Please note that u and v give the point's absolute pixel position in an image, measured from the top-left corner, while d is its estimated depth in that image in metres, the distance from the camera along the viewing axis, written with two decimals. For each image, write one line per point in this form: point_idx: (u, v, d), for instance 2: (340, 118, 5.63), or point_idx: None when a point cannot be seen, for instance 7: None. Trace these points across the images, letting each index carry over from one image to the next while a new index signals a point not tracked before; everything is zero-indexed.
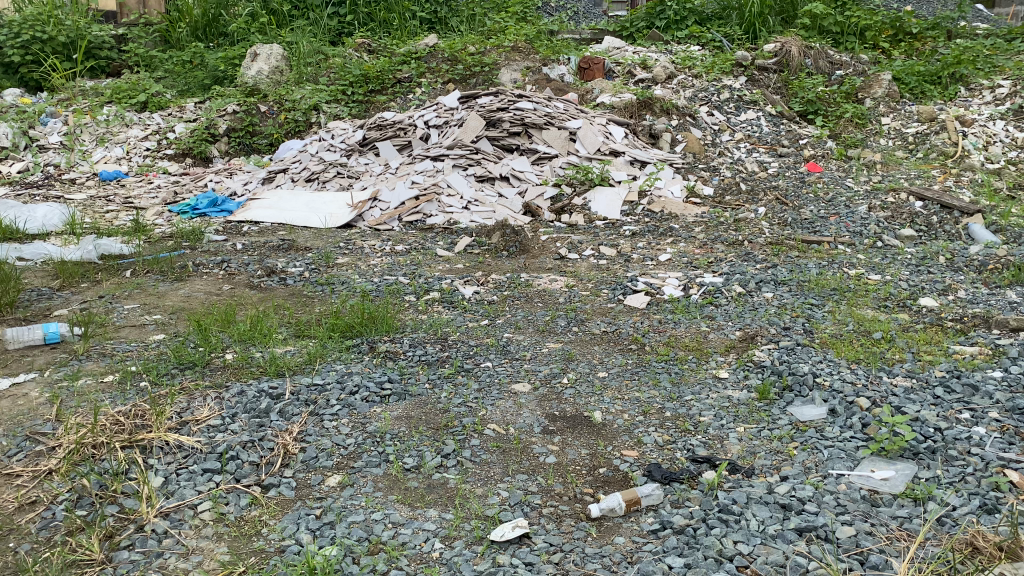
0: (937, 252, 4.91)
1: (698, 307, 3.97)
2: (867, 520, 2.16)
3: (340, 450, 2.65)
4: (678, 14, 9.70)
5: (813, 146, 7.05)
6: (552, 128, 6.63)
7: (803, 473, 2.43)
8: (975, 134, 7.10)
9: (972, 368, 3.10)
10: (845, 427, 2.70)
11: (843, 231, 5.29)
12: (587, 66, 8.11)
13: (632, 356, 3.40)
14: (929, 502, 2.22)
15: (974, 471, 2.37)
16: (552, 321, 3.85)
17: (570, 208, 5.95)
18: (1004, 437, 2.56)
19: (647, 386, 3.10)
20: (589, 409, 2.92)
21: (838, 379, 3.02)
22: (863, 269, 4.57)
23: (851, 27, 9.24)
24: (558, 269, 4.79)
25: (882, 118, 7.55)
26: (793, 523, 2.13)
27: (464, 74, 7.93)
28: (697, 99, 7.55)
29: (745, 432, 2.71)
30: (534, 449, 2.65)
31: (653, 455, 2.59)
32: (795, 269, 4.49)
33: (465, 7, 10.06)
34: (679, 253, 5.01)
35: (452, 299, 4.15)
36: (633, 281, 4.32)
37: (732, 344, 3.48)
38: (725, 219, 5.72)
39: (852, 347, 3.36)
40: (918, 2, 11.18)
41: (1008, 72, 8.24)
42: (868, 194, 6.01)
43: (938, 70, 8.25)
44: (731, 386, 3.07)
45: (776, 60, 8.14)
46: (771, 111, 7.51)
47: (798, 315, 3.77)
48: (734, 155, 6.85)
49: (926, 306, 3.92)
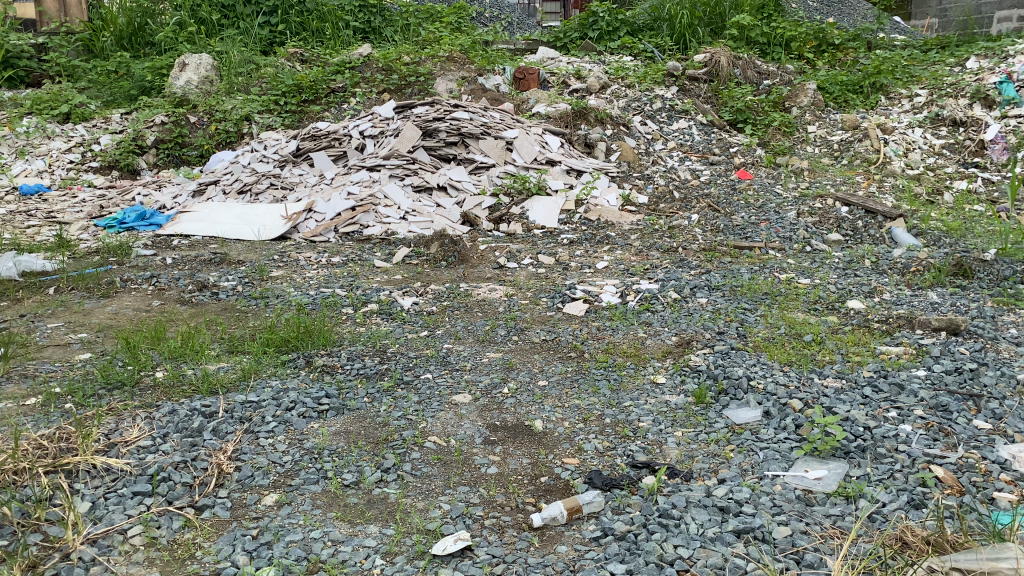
0: (864, 255, 5.07)
1: (636, 313, 4.02)
2: (802, 519, 2.20)
3: (276, 467, 2.59)
4: (610, 25, 9.79)
5: (743, 154, 7.22)
6: (489, 138, 6.64)
7: (740, 475, 2.47)
8: (895, 141, 7.38)
9: (898, 367, 3.21)
10: (779, 428, 2.75)
11: (773, 236, 5.43)
12: (522, 77, 8.06)
13: (572, 364, 3.42)
14: (860, 499, 2.29)
15: (902, 468, 2.45)
16: (492, 330, 3.84)
17: (508, 217, 5.97)
18: (929, 434, 2.66)
19: (587, 393, 3.12)
20: (529, 418, 2.92)
21: (772, 382, 3.09)
22: (793, 273, 4.69)
23: (777, 38, 9.51)
24: (497, 278, 4.79)
25: (808, 126, 7.78)
26: (731, 525, 2.16)
27: (399, 84, 7.88)
28: (630, 109, 7.67)
29: (683, 436, 2.74)
30: (475, 460, 2.63)
31: (594, 462, 2.61)
32: (728, 275, 4.58)
33: (399, 17, 10.10)
34: (616, 260, 5.06)
35: (391, 311, 4.11)
36: (571, 289, 4.35)
37: (669, 349, 3.53)
38: (660, 226, 5.81)
39: (785, 349, 3.45)
40: (839, 14, 11.58)
41: (925, 81, 8.62)
42: (796, 200, 6.17)
43: (860, 80, 8.56)
44: (669, 392, 3.10)
45: (706, 70, 8.35)
46: (702, 120, 7.68)
47: (731, 319, 3.84)
48: (668, 163, 6.96)
49: (854, 308, 4.04)
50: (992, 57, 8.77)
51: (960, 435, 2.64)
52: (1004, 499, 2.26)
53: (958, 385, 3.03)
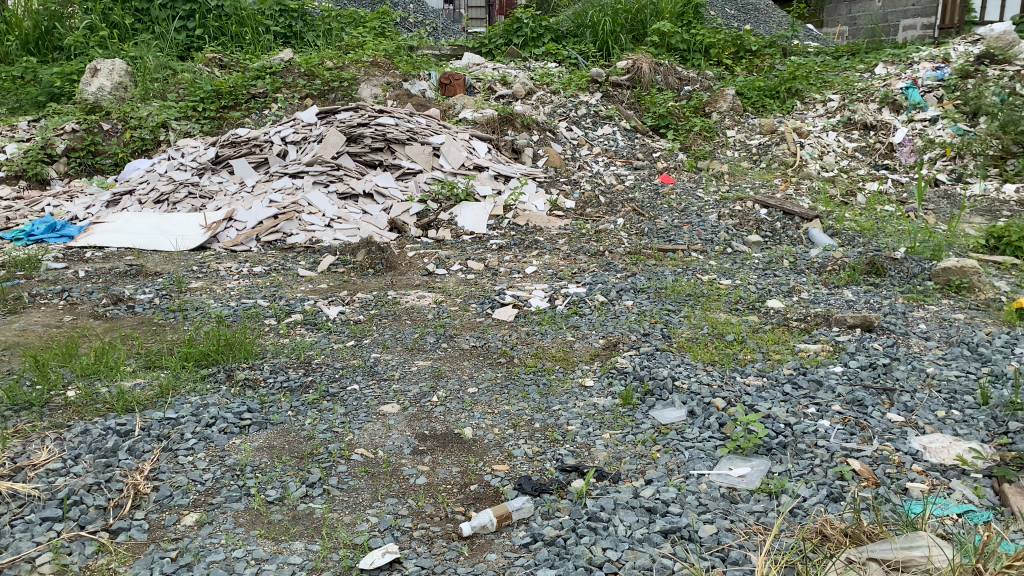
0: (782, 255, 5.22)
1: (564, 317, 4.03)
2: (727, 517, 2.24)
3: (196, 486, 2.50)
4: (535, 31, 9.85)
5: (666, 158, 7.35)
6: (415, 143, 6.59)
7: (666, 475, 2.50)
8: (810, 145, 7.64)
9: (816, 364, 3.30)
10: (703, 427, 2.80)
11: (696, 239, 5.55)
12: (448, 82, 8.12)
13: (501, 370, 3.41)
14: (782, 495, 2.34)
15: (821, 462, 2.52)
16: (421, 338, 3.81)
17: (436, 223, 5.94)
18: (845, 428, 2.74)
19: (516, 399, 3.11)
20: (459, 426, 2.90)
21: (695, 382, 3.14)
22: (715, 274, 4.79)
23: (696, 44, 9.71)
24: (425, 284, 4.75)
25: (727, 131, 7.98)
26: (659, 525, 2.19)
27: (322, 89, 7.74)
28: (556, 115, 7.72)
29: (611, 439, 2.76)
30: (403, 471, 2.60)
31: (523, 468, 2.60)
32: (653, 277, 4.65)
33: (321, 22, 9.96)
34: (544, 265, 5.08)
35: (316, 321, 4.03)
36: (500, 295, 4.34)
37: (596, 352, 3.56)
38: (587, 230, 5.86)
39: (708, 349, 3.51)
40: (756, 21, 11.90)
41: (837, 86, 8.94)
42: (717, 203, 6.31)
43: (776, 85, 8.75)
44: (596, 394, 3.13)
45: (628, 76, 8.48)
46: (625, 126, 7.81)
47: (656, 321, 3.90)
48: (594, 168, 7.03)
49: (773, 307, 4.15)
50: (898, 64, 9.15)
51: (874, 428, 2.73)
52: (917, 489, 2.34)
53: (872, 380, 3.14)
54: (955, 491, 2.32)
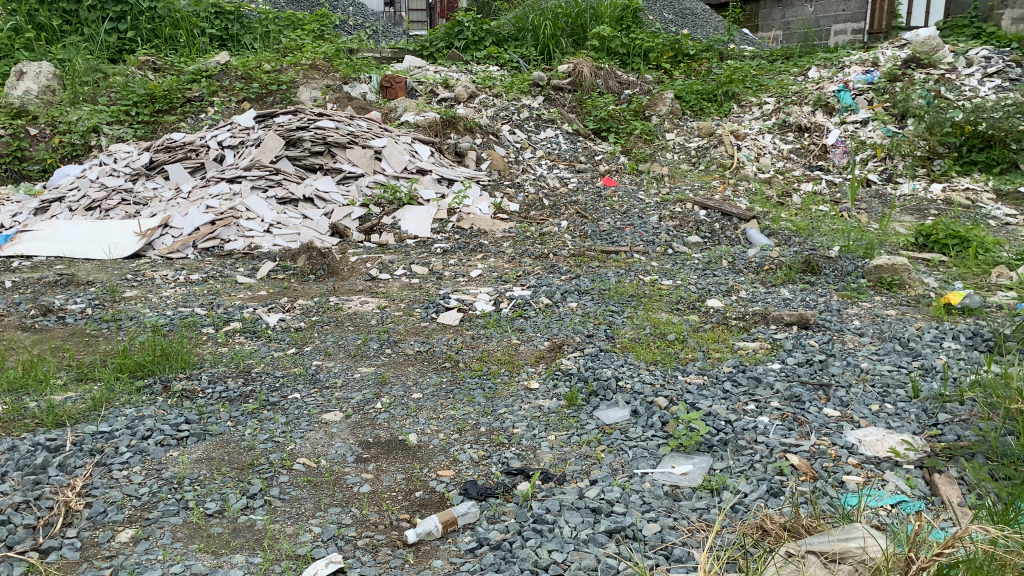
0: (722, 255, 5.32)
1: (509, 320, 4.03)
2: (670, 515, 2.27)
3: (132, 501, 2.43)
4: (476, 34, 9.84)
5: (608, 161, 7.43)
6: (356, 147, 6.51)
7: (610, 475, 2.52)
8: (747, 147, 7.82)
9: (755, 361, 3.37)
10: (647, 427, 2.82)
11: (638, 240, 5.61)
12: (389, 86, 7.99)
13: (446, 374, 3.40)
14: (723, 491, 2.37)
15: (761, 458, 2.57)
16: (364, 344, 3.77)
17: (379, 228, 5.88)
18: (784, 424, 2.80)
19: (461, 403, 3.10)
20: (403, 432, 2.88)
21: (639, 381, 3.18)
22: (657, 275, 4.85)
23: (636, 48, 9.84)
24: (368, 290, 4.71)
25: (667, 134, 8.10)
26: (604, 526, 2.20)
27: (260, 93, 7.61)
28: (498, 118, 7.72)
29: (556, 440, 2.77)
30: (347, 480, 2.56)
31: (469, 472, 2.59)
32: (596, 279, 4.69)
33: (258, 24, 9.81)
34: (489, 268, 5.08)
35: (255, 329, 3.95)
36: (444, 299, 4.32)
37: (541, 354, 3.56)
38: (531, 233, 5.88)
39: (651, 349, 3.56)
40: (693, 26, 12.09)
41: (772, 90, 9.15)
42: (659, 205, 6.40)
43: (713, 89, 8.94)
44: (541, 396, 3.13)
45: (570, 80, 8.55)
46: (568, 129, 7.87)
47: (600, 322, 3.92)
48: (537, 171, 7.06)
49: (714, 306, 4.22)
50: (830, 67, 9.41)
51: (812, 423, 2.80)
52: (852, 482, 2.40)
53: (809, 376, 3.22)
54: (889, 482, 2.39)
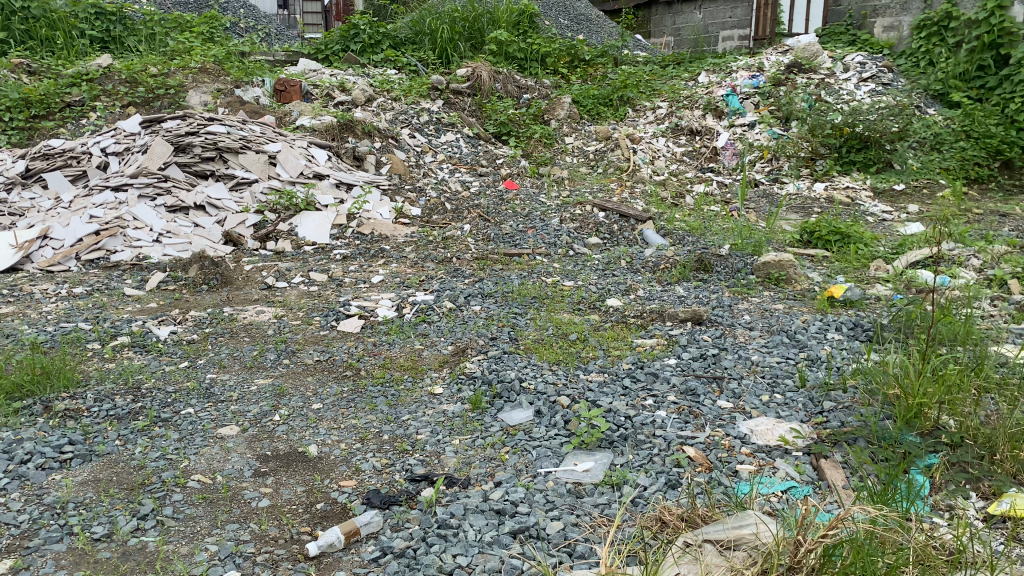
0: (621, 256, 5.43)
1: (412, 326, 4.00)
2: (573, 512, 2.30)
3: (10, 530, 2.28)
4: (373, 38, 9.71)
5: (509, 165, 7.47)
6: (249, 152, 6.33)
7: (514, 475, 2.53)
8: (642, 150, 8.04)
9: (653, 358, 3.46)
10: (550, 426, 2.85)
11: (539, 243, 5.67)
12: (283, 89, 7.77)
13: (347, 383, 3.33)
14: (624, 486, 2.43)
15: (659, 451, 2.63)
16: (261, 355, 3.67)
17: (276, 235, 5.75)
18: (680, 417, 2.88)
19: (363, 411, 3.06)
20: (303, 444, 2.81)
21: (541, 382, 3.21)
22: (559, 276, 4.91)
23: (533, 53, 9.91)
24: (264, 299, 4.58)
25: (566, 138, 8.22)
26: (508, 527, 2.21)
27: (146, 97, 7.30)
28: (397, 122, 7.64)
29: (460, 444, 2.76)
30: (245, 495, 2.49)
31: (372, 481, 2.55)
32: (499, 282, 4.71)
33: (143, 26, 9.41)
34: (391, 274, 5.03)
35: (145, 343, 3.79)
36: (345, 306, 4.26)
37: (444, 359, 3.55)
38: (433, 238, 5.86)
39: (553, 349, 3.60)
40: (589, 31, 12.29)
41: (665, 94, 9.41)
42: (559, 208, 6.49)
43: (609, 94, 9.14)
44: (445, 401, 3.12)
45: (469, 84, 8.57)
46: (468, 133, 7.88)
47: (503, 324, 3.94)
48: (438, 175, 7.04)
49: (613, 305, 4.31)
50: (719, 73, 9.76)
51: (707, 415, 2.89)
52: (745, 471, 2.49)
53: (704, 370, 3.33)
54: (779, 469, 2.49)
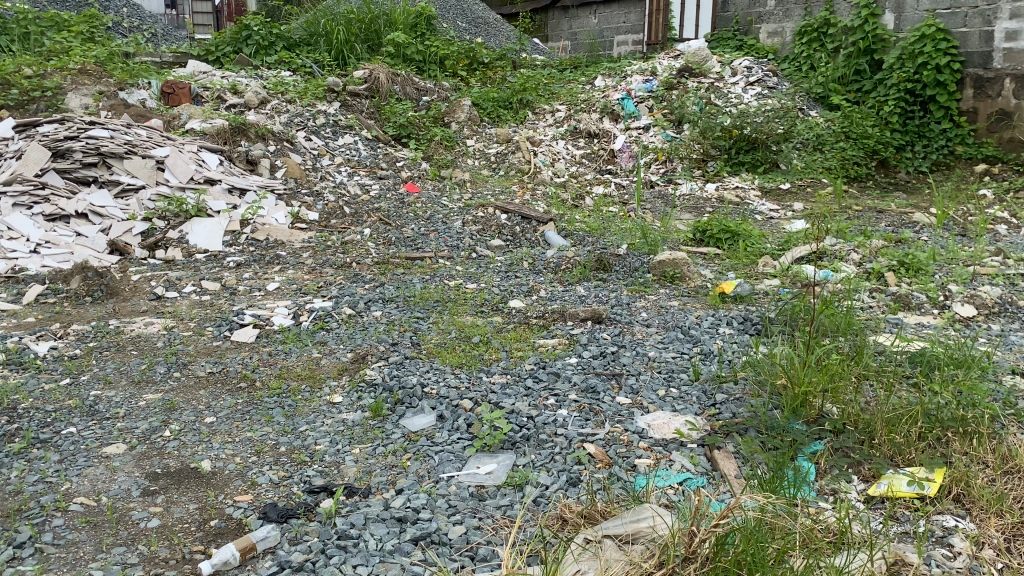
0: (523, 257, 5.47)
1: (310, 334, 3.91)
2: (476, 515, 2.29)
3: None
4: (266, 39, 9.46)
5: (410, 168, 7.40)
6: (135, 157, 6.06)
7: (417, 481, 2.50)
8: (543, 153, 8.12)
9: (554, 357, 3.50)
10: (452, 430, 2.84)
11: (442, 246, 5.65)
12: (171, 91, 7.51)
13: (241, 396, 3.22)
14: (526, 486, 2.44)
15: (561, 450, 2.66)
16: (150, 369, 3.51)
17: (165, 243, 5.53)
18: (581, 415, 2.92)
19: (259, 423, 2.97)
20: (195, 460, 2.70)
21: (443, 386, 3.19)
22: (461, 279, 4.90)
23: (432, 55, 9.86)
24: (154, 310, 4.40)
25: (467, 140, 8.22)
26: (409, 534, 2.18)
27: (20, 100, 6.88)
28: (293, 124, 7.46)
29: (361, 453, 2.72)
30: (132, 516, 2.37)
31: (268, 495, 2.48)
32: (401, 286, 4.66)
33: (16, 24, 8.87)
34: (288, 281, 4.91)
35: (21, 360, 3.57)
36: (239, 315, 4.12)
37: (343, 366, 3.47)
38: (332, 242, 5.75)
39: (455, 352, 3.58)
40: (487, 35, 12.31)
41: (563, 98, 9.55)
42: (461, 210, 6.48)
43: (509, 96, 9.14)
44: (345, 410, 3.06)
45: (366, 86, 8.47)
46: (366, 136, 7.79)
47: (405, 329, 3.91)
48: (336, 178, 6.91)
49: (516, 307, 4.33)
50: (614, 76, 9.96)
51: (606, 412, 2.94)
52: (643, 465, 2.55)
53: (603, 367, 3.38)
54: (675, 462, 2.56)
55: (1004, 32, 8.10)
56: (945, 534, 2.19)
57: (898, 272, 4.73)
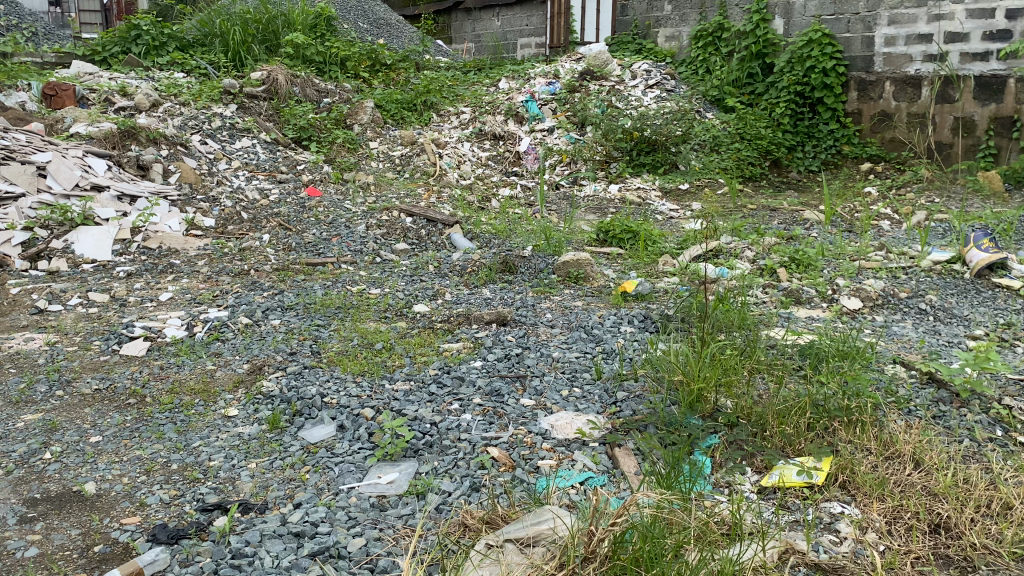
0: (428, 261, 5.43)
1: (204, 345, 3.77)
2: (376, 526, 2.25)
3: None
4: (157, 39, 9.10)
5: (311, 171, 7.26)
6: (13, 163, 5.73)
7: (316, 495, 2.44)
8: (448, 155, 8.08)
9: (458, 361, 3.48)
10: (353, 440, 2.78)
11: (345, 251, 5.55)
12: (53, 93, 7.10)
13: (130, 412, 3.08)
14: (429, 493, 2.41)
15: (464, 455, 2.64)
16: (29, 388, 3.31)
17: (48, 253, 5.24)
18: (485, 419, 2.91)
19: (149, 441, 2.84)
20: (78, 483, 2.56)
21: (344, 395, 3.12)
22: (364, 284, 4.83)
23: (333, 57, 9.67)
24: (35, 325, 4.15)
25: (370, 143, 8.10)
26: (307, 549, 2.12)
27: None
28: (187, 128, 7.20)
29: (257, 467, 2.63)
30: (7, 546, 2.22)
31: (158, 516, 2.36)
32: (301, 293, 4.55)
33: None
34: (182, 290, 4.73)
35: None
36: (128, 328, 3.94)
37: (239, 378, 3.36)
38: (229, 249, 5.58)
39: (358, 360, 3.52)
40: (389, 35, 12.16)
41: (467, 100, 9.55)
42: (365, 214, 6.38)
43: (413, 98, 9.04)
44: (241, 423, 2.96)
45: (264, 88, 8.25)
46: (265, 139, 7.58)
47: (305, 338, 3.81)
48: (234, 183, 6.70)
49: (420, 311, 4.29)
50: (518, 79, 10.02)
51: (510, 415, 2.94)
52: (546, 466, 2.56)
53: (507, 370, 3.38)
54: (577, 461, 2.58)
55: (883, 38, 8.59)
56: (832, 520, 2.28)
57: (789, 268, 4.92)
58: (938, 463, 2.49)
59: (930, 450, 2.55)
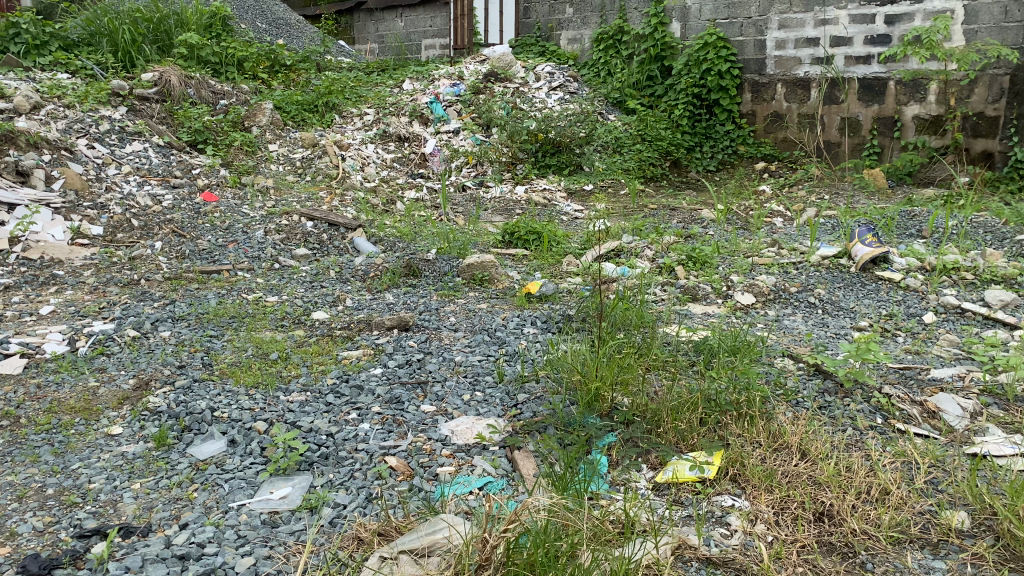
0: (329, 266, 5.31)
1: (88, 360, 3.58)
2: (266, 544, 2.18)
3: None
4: (37, 38, 8.51)
5: (206, 175, 7.01)
6: None
7: (204, 514, 2.34)
8: (351, 157, 7.94)
9: (358, 369, 3.41)
10: (244, 455, 2.69)
11: (241, 257, 5.38)
12: None
13: (3, 435, 2.89)
14: (323, 507, 2.34)
15: (361, 466, 2.59)
16: None
17: None
18: (383, 428, 2.86)
19: (23, 465, 2.67)
20: None
21: (236, 409, 3.02)
22: (262, 292, 4.69)
23: (229, 57, 9.36)
24: None
25: (269, 145, 7.89)
26: (192, 572, 2.03)
27: None
28: (72, 131, 6.83)
29: (141, 488, 2.51)
30: None
31: (30, 545, 2.22)
32: (194, 302, 4.38)
33: None
34: (65, 302, 4.48)
35: None
36: (3, 344, 3.70)
37: (125, 395, 3.20)
38: (117, 258, 5.33)
39: (252, 371, 3.41)
40: (289, 36, 11.86)
41: (370, 101, 9.42)
42: (264, 218, 6.19)
43: (314, 99, 8.87)
44: (125, 442, 2.82)
45: (156, 89, 7.91)
46: (157, 142, 7.28)
47: (196, 349, 3.67)
48: (123, 189, 6.41)
49: (319, 318, 4.19)
50: (421, 80, 9.96)
51: (409, 422, 2.89)
52: (444, 473, 2.53)
53: (408, 376, 3.34)
54: (476, 467, 2.56)
55: (774, 41, 8.90)
56: (722, 513, 2.33)
57: (687, 265, 5.04)
58: (822, 454, 2.58)
59: (814, 441, 2.64)
